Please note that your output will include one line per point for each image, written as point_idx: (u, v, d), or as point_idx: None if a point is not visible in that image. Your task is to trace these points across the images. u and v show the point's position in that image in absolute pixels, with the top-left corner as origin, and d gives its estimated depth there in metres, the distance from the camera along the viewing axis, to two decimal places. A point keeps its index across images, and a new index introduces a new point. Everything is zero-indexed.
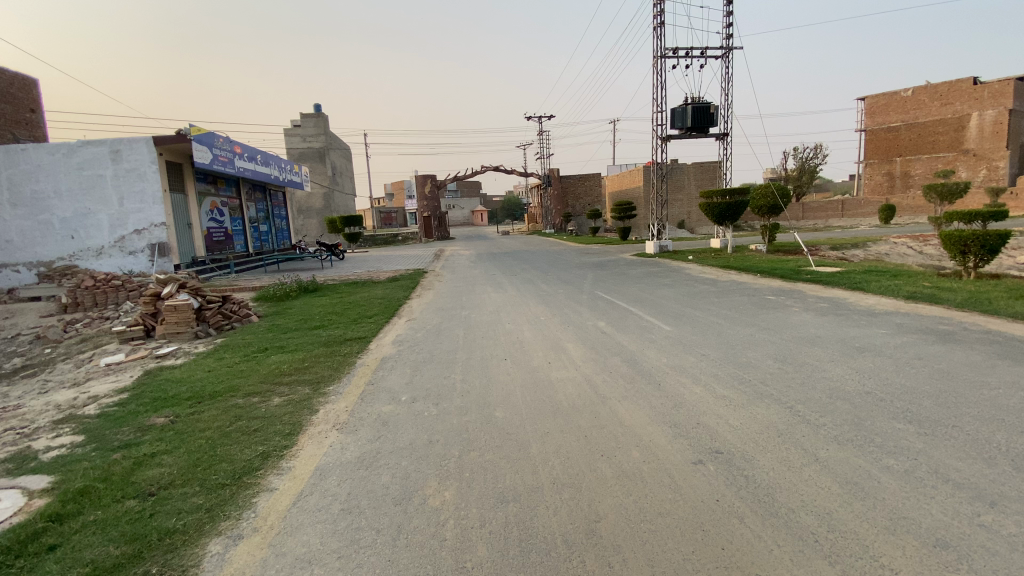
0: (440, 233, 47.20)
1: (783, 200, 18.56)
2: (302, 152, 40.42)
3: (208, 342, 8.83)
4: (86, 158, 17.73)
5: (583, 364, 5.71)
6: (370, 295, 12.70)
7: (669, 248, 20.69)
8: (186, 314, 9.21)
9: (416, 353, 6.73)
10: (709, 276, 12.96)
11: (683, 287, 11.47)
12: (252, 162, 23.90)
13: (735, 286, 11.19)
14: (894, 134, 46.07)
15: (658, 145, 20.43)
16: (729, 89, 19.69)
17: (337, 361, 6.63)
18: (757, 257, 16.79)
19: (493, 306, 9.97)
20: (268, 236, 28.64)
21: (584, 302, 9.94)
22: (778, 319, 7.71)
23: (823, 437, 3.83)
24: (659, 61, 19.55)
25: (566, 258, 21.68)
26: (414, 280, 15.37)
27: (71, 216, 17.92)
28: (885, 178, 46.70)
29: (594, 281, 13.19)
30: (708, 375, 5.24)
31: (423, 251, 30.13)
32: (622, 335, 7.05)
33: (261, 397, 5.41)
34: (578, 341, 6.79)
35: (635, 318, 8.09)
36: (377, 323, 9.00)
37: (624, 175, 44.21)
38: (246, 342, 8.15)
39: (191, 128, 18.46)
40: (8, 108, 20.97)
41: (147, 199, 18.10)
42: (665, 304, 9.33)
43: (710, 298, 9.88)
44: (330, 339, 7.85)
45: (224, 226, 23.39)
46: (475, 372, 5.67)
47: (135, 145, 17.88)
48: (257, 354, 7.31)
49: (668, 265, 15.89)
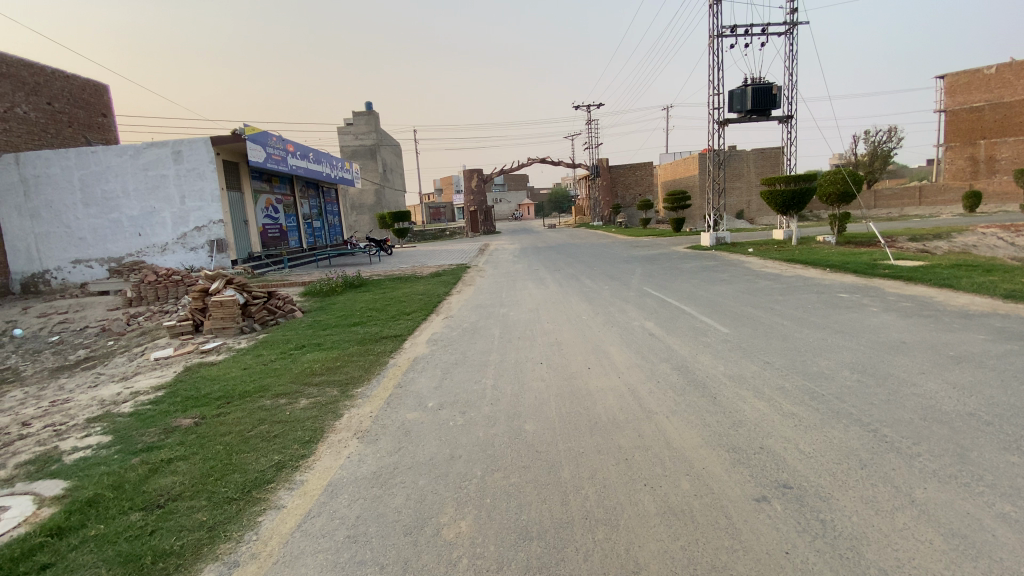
0: (487, 227, 47.19)
1: (855, 187, 16.93)
2: (353, 149, 41.40)
3: (250, 337, 8.89)
4: (150, 159, 18.65)
5: (627, 370, 5.20)
6: (412, 290, 12.57)
7: (726, 240, 19.51)
8: (231, 310, 9.33)
9: (449, 354, 6.40)
10: (770, 271, 11.96)
11: (741, 283, 10.60)
12: (305, 160, 24.51)
13: (800, 282, 10.21)
14: (977, 115, 41.52)
15: (714, 130, 19.30)
16: (794, 67, 18.24)
17: (371, 359, 6.39)
18: (825, 250, 15.44)
19: (535, 303, 9.51)
20: (321, 232, 29.44)
21: (632, 299, 9.31)
22: (853, 321, 6.84)
23: (918, 472, 3.15)
24: (715, 41, 18.40)
25: (615, 252, 20.87)
26: (457, 275, 15.17)
27: (138, 214, 18.94)
28: (968, 162, 42.27)
29: (644, 276, 12.48)
30: (771, 387, 4.60)
31: (470, 246, 30.05)
32: (673, 337, 6.43)
33: (289, 397, 5.23)
34: (622, 344, 6.25)
35: (688, 318, 7.43)
36: (414, 320, 8.75)
37: (676, 165, 42.47)
38: (285, 339, 8.10)
39: (246, 128, 19.05)
40: (82, 113, 22.55)
41: (206, 197, 18.88)
42: (721, 302, 8.57)
43: (772, 296, 9.02)
44: (366, 336, 7.65)
45: (279, 223, 24.14)
46: (509, 378, 5.26)
47: (195, 145, 18.66)
48: (293, 351, 7.21)
49: (724, 259, 14.88)
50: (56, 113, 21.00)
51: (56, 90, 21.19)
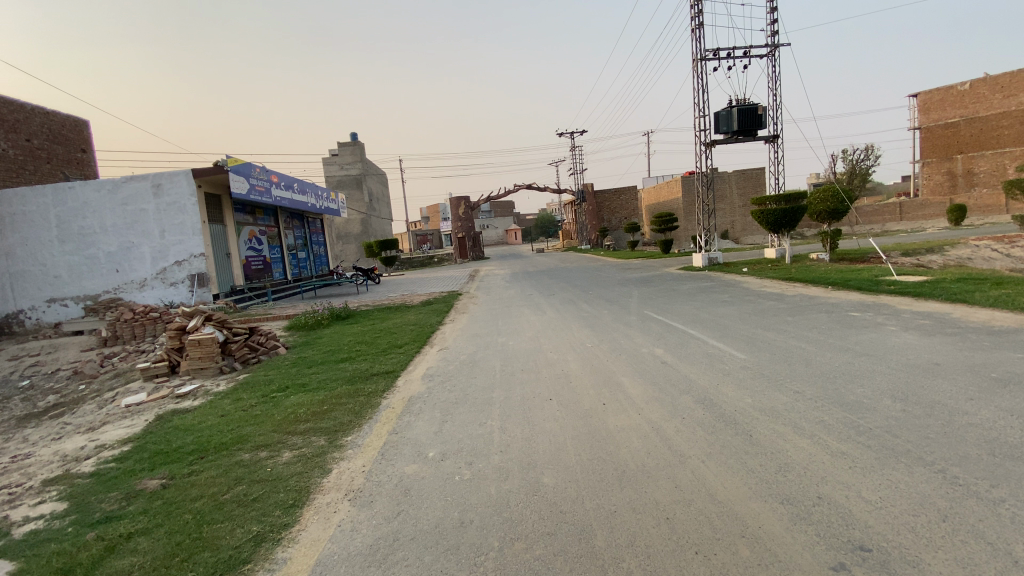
0: (475, 253, 46.91)
1: (846, 204, 16.90)
2: (340, 180, 41.15)
3: (230, 378, 8.26)
4: (129, 193, 18.09)
5: (647, 407, 4.74)
6: (403, 321, 12.03)
7: (719, 260, 19.35)
8: (210, 349, 8.72)
9: (448, 391, 5.88)
10: (772, 290, 11.67)
11: (745, 303, 10.27)
12: (290, 191, 24.10)
13: (806, 301, 9.92)
14: (953, 131, 42.78)
15: (702, 151, 19.33)
16: (777, 88, 18.44)
17: (361, 401, 5.83)
18: (821, 267, 15.29)
19: (534, 331, 9.04)
20: (307, 263, 28.83)
21: (635, 324, 8.88)
22: (875, 342, 6.49)
23: (1011, 523, 2.72)
24: (700, 64, 18.58)
25: (608, 274, 20.54)
26: (449, 303, 14.69)
27: (115, 250, 18.26)
28: (946, 177, 43.31)
29: (643, 299, 12.12)
30: (811, 422, 4.16)
31: (460, 273, 29.63)
32: (688, 365, 6.00)
33: (271, 450, 4.66)
34: (635, 375, 5.80)
35: (700, 344, 7.01)
36: (407, 354, 8.23)
37: (662, 187, 42.85)
38: (268, 379, 7.51)
39: (228, 159, 18.63)
40: (61, 149, 22.02)
41: (187, 230, 18.28)
42: (730, 325, 8.19)
43: (781, 316, 8.66)
44: (356, 374, 7.09)
45: (263, 255, 23.54)
46: (518, 418, 4.75)
47: (176, 178, 18.17)
48: (277, 394, 6.61)
49: (722, 279, 14.61)
50: (32, 148, 20.41)
51: (34, 127, 20.68)
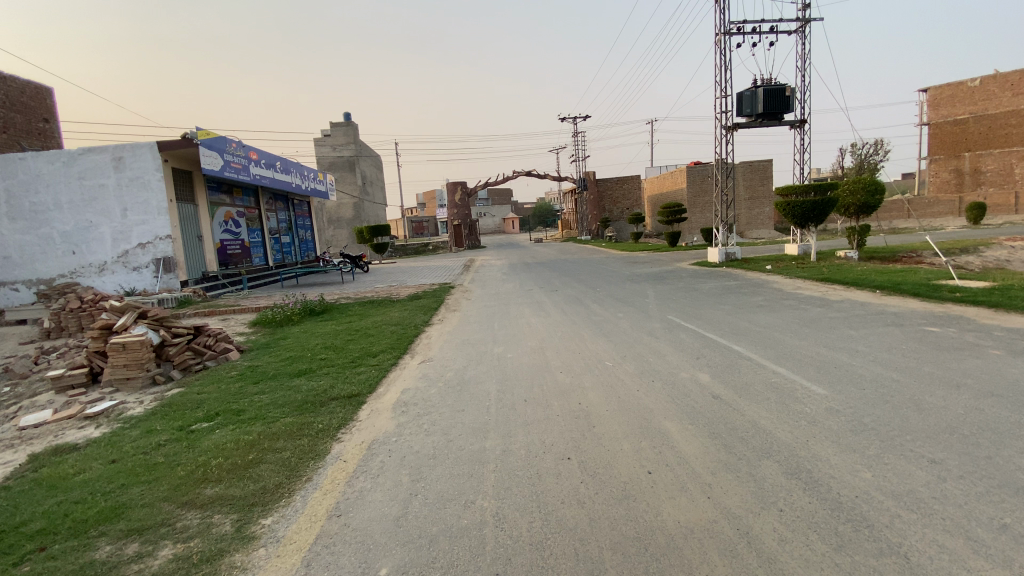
0: (471, 242, 45.22)
1: (878, 198, 15.76)
2: (331, 162, 39.07)
3: (160, 394, 6.63)
4: (87, 167, 16.23)
5: (720, 485, 3.18)
6: (385, 320, 10.36)
7: (737, 255, 17.75)
8: (138, 354, 7.07)
9: (428, 433, 4.30)
10: (810, 293, 10.10)
11: (786, 309, 8.72)
12: (271, 169, 22.23)
13: (859, 308, 8.38)
14: (961, 127, 41.18)
15: (721, 136, 17.61)
16: (806, 68, 16.72)
17: (301, 447, 4.21)
18: (853, 267, 13.74)
19: (538, 340, 7.42)
20: (291, 248, 27.05)
21: (661, 334, 7.33)
22: (990, 373, 4.94)
23: None
24: (722, 38, 16.82)
25: (614, 268, 18.88)
26: (440, 298, 13.08)
27: (72, 230, 16.44)
28: (951, 175, 41.85)
29: (661, 300, 10.56)
30: (996, 535, 2.59)
31: (454, 262, 27.97)
32: (752, 406, 4.43)
33: (145, 543, 3.05)
34: (680, 418, 4.23)
35: (754, 368, 5.43)
36: (381, 367, 6.63)
37: (665, 177, 41.20)
38: (197, 399, 5.87)
39: (198, 132, 16.76)
40: (20, 118, 20.00)
41: (152, 210, 16.44)
42: (780, 340, 6.64)
43: (840, 329, 7.08)
44: (308, 398, 5.46)
45: (241, 238, 21.75)
46: (523, 496, 3.18)
47: (139, 151, 16.32)
48: (198, 427, 4.98)
49: (746, 278, 13.02)
50: None
51: None
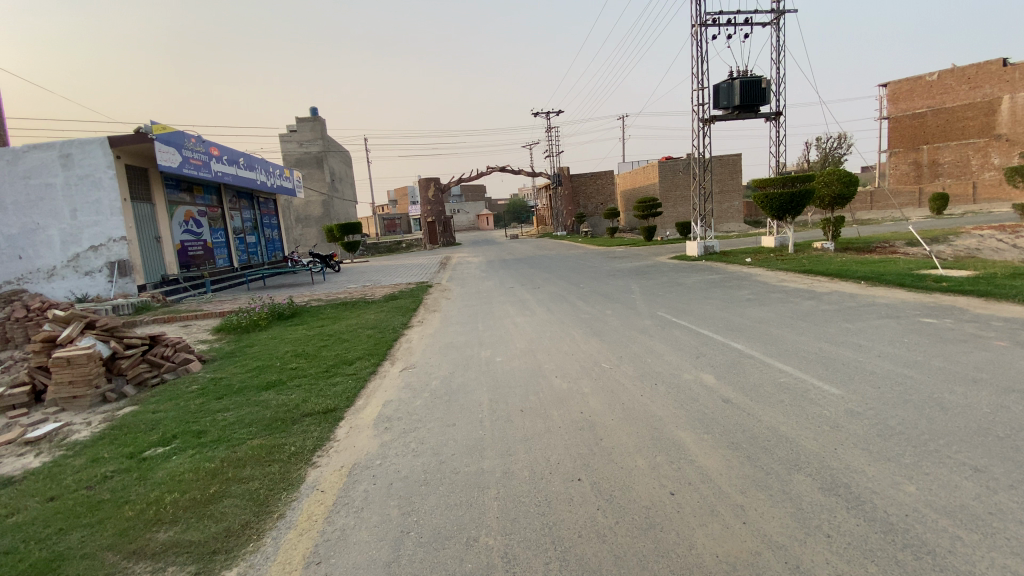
0: (446, 239, 44.50)
1: (853, 188, 15.88)
2: (299, 158, 37.76)
3: (110, 413, 5.95)
4: (31, 164, 15.01)
5: (754, 507, 2.83)
6: (359, 322, 9.79)
7: (716, 249, 17.71)
8: (85, 370, 6.34)
9: (417, 454, 3.83)
10: (797, 285, 9.99)
11: (777, 302, 8.54)
12: (234, 166, 21.17)
13: (850, 300, 8.26)
14: (920, 121, 42.53)
15: (699, 129, 17.51)
16: (781, 60, 16.73)
17: (272, 475, 3.71)
18: (833, 258, 13.78)
19: (527, 342, 7.02)
20: (257, 249, 25.93)
21: (654, 331, 7.03)
22: (1001, 366, 4.77)
23: None
24: (698, 30, 16.68)
25: (594, 264, 18.63)
26: (417, 298, 12.55)
27: (15, 233, 15.18)
28: (912, 167, 43.19)
29: (647, 295, 10.28)
30: None
31: (430, 260, 27.32)
32: (766, 410, 4.12)
33: None
34: (693, 426, 3.88)
35: (760, 367, 5.16)
36: (358, 376, 6.12)
37: (638, 172, 41.31)
38: (152, 420, 5.24)
39: (154, 126, 15.71)
40: None
41: (104, 210, 15.36)
42: (779, 335, 6.41)
43: (836, 322, 6.89)
44: (278, 416, 4.92)
45: (203, 239, 20.66)
46: (535, 530, 2.76)
47: (89, 147, 15.19)
48: (151, 454, 4.39)
49: (729, 271, 12.87)
50: None
51: None
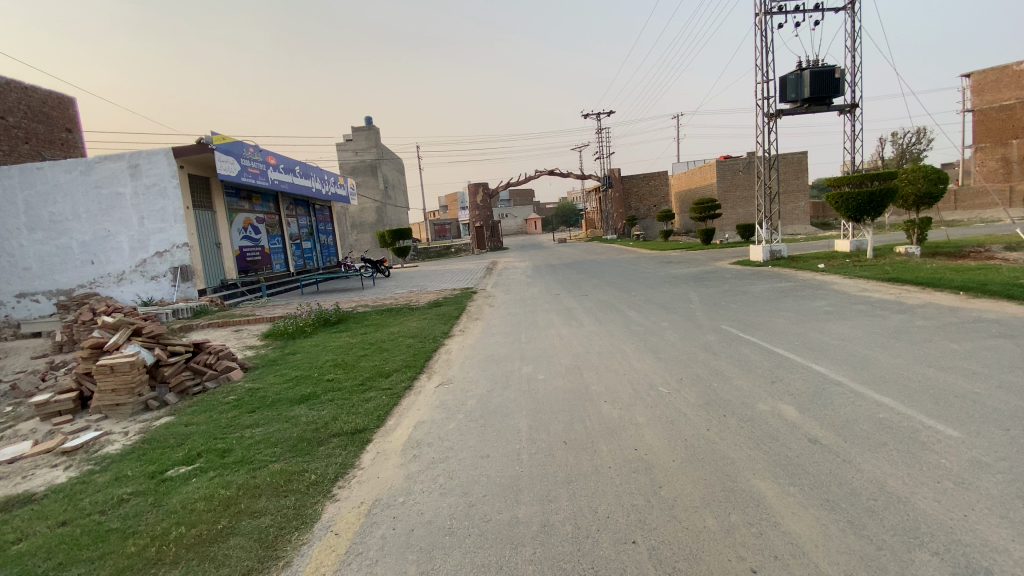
0: (494, 243, 44.40)
1: (942, 186, 14.38)
2: (353, 166, 38.78)
3: (148, 423, 5.88)
4: (104, 175, 15.92)
5: None
6: (401, 331, 9.51)
7: (783, 254, 16.38)
8: (128, 378, 6.34)
9: (444, 493, 3.36)
10: (881, 296, 8.87)
11: (860, 315, 7.53)
12: (290, 174, 21.79)
13: (951, 314, 7.13)
14: (1009, 114, 38.25)
15: (763, 125, 16.28)
16: (857, 47, 15.29)
17: (286, 509, 3.35)
18: (921, 264, 12.29)
19: (573, 357, 6.47)
20: (312, 254, 26.64)
21: (717, 348, 6.30)
22: None
23: None
24: (762, 19, 15.53)
25: (647, 269, 17.70)
26: (461, 305, 12.22)
27: (90, 239, 16.15)
28: (1000, 164, 38.93)
29: (708, 305, 9.43)
30: None
31: (479, 265, 27.15)
32: (866, 457, 3.38)
33: None
34: (775, 476, 3.21)
35: (849, 398, 4.37)
36: (393, 391, 5.75)
37: (693, 173, 39.66)
38: (182, 434, 5.08)
39: (214, 136, 16.30)
40: (42, 129, 19.51)
41: (168, 217, 16.07)
42: (868, 356, 5.52)
43: (939, 342, 5.89)
44: (305, 435, 4.60)
45: (261, 245, 21.35)
46: None
47: (155, 158, 15.94)
48: (173, 474, 4.17)
49: (799, 279, 11.74)
50: (8, 127, 17.96)
51: (9, 103, 18.21)
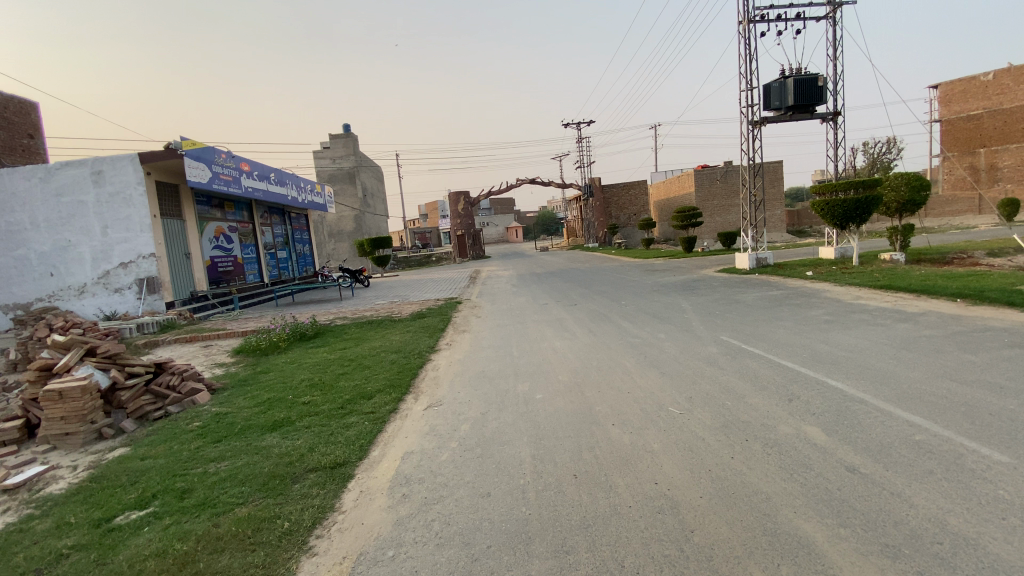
0: (475, 252, 43.92)
1: (924, 194, 14.52)
2: (331, 174, 37.93)
3: (99, 457, 5.21)
4: (65, 182, 15.00)
5: None
6: (382, 346, 8.95)
7: (769, 261, 16.30)
8: (78, 405, 5.64)
9: (441, 544, 2.88)
10: (879, 304, 8.69)
11: (863, 324, 7.31)
12: (265, 181, 21.02)
13: (957, 323, 6.91)
14: (975, 123, 39.50)
15: (747, 132, 16.25)
16: (838, 56, 15.39)
17: (252, 570, 2.82)
18: (909, 270, 12.26)
19: (571, 373, 6.05)
20: (288, 264, 25.79)
21: (723, 361, 5.95)
22: None
23: None
24: (746, 27, 15.55)
25: (634, 277, 17.47)
26: (446, 316, 11.72)
27: (49, 250, 15.17)
28: (967, 172, 40.10)
29: (703, 315, 9.14)
30: None
31: (461, 274, 26.65)
32: (916, 490, 3.02)
33: None
34: (820, 516, 2.82)
35: (877, 418, 4.03)
36: (377, 415, 5.22)
37: (672, 181, 39.89)
38: (137, 470, 4.48)
39: (183, 142, 15.52)
40: (2, 134, 18.42)
41: (134, 226, 15.18)
42: (883, 370, 5.23)
43: (953, 353, 5.63)
44: (277, 471, 4.06)
45: (233, 254, 20.50)
46: None
47: (120, 164, 15.08)
48: (123, 522, 3.59)
49: (791, 287, 11.58)
50: None
51: None
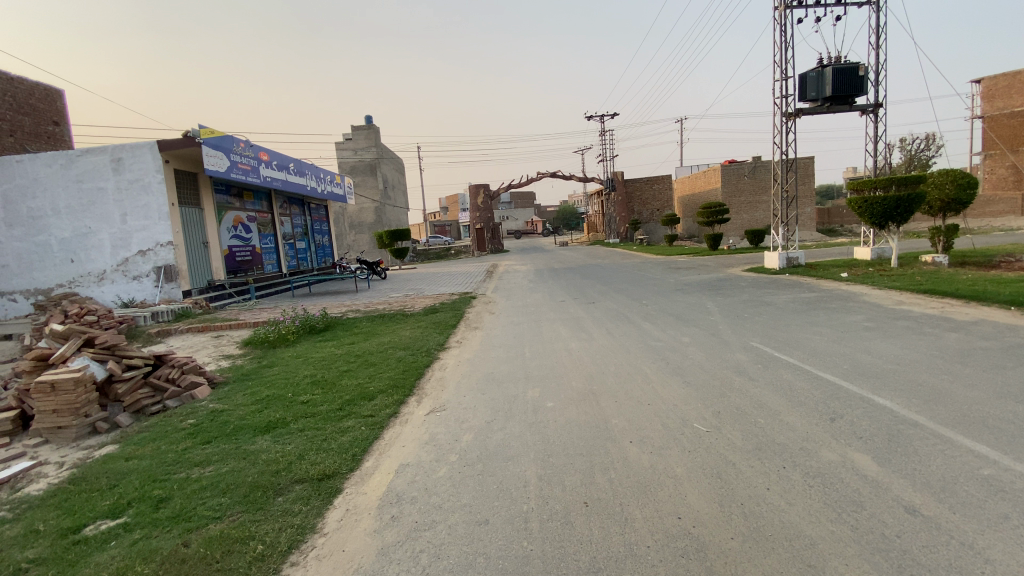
0: (495, 245, 43.55)
1: (972, 192, 13.50)
2: (353, 166, 37.94)
3: (87, 454, 4.98)
4: (85, 169, 15.07)
5: None
6: (390, 342, 8.61)
7: (800, 261, 15.53)
8: (70, 399, 5.42)
9: None
10: (924, 310, 8.01)
11: (907, 333, 6.68)
12: (283, 171, 20.94)
13: (1016, 334, 6.24)
14: (1020, 120, 37.39)
15: (781, 125, 15.45)
16: (880, 44, 14.47)
17: None
18: (954, 275, 11.44)
19: (586, 378, 5.62)
20: (306, 255, 25.78)
21: (753, 371, 5.44)
22: None
23: None
24: (782, 13, 14.74)
25: (656, 275, 16.89)
26: (459, 312, 11.37)
27: (70, 236, 15.29)
28: (1010, 171, 38.06)
29: (730, 317, 8.58)
30: None
31: (478, 268, 26.31)
32: (995, 541, 2.51)
33: None
34: (876, 571, 2.35)
35: (936, 447, 3.50)
36: (376, 420, 4.87)
37: (698, 177, 38.83)
38: (120, 472, 4.21)
39: (201, 130, 15.44)
40: (28, 120, 18.66)
41: (152, 214, 15.20)
42: (936, 387, 4.66)
43: (1015, 369, 5.03)
44: (261, 481, 3.74)
45: (252, 244, 20.49)
46: None
47: (139, 152, 15.09)
48: (90, 534, 3.30)
49: (825, 289, 10.89)
50: None
51: None
